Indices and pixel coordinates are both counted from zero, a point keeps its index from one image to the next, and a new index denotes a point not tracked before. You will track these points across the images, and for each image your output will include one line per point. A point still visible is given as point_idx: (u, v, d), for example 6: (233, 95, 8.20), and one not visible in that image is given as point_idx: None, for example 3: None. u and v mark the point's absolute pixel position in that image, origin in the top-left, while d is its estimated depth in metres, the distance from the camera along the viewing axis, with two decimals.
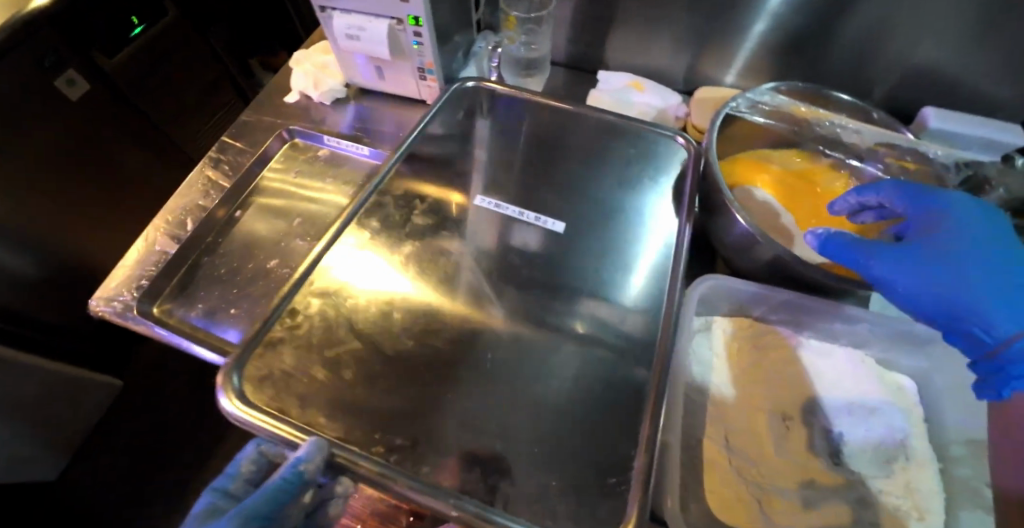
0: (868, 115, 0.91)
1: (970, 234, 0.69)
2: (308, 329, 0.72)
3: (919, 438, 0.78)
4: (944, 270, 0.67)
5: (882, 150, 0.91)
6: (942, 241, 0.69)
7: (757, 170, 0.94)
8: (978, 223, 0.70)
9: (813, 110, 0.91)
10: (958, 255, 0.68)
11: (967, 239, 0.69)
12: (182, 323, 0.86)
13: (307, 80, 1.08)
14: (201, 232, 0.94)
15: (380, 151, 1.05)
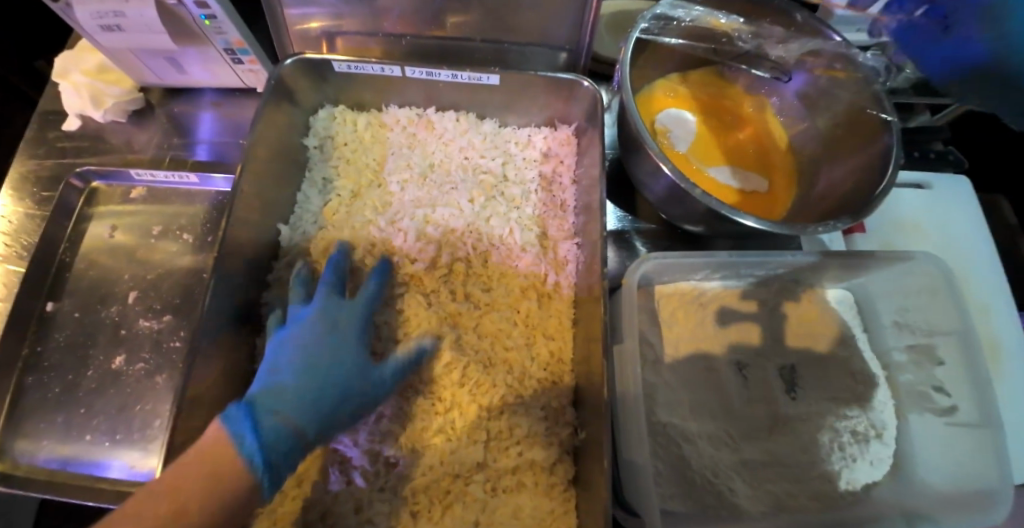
0: (791, 19, 0.73)
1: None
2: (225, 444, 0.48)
3: (860, 354, 0.76)
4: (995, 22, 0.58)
5: (809, 60, 0.76)
6: (954, 34, 0.61)
7: (670, 96, 0.83)
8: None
9: (733, 21, 0.75)
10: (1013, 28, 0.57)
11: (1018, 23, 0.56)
12: (30, 472, 0.67)
13: (80, 97, 0.82)
14: (9, 345, 0.72)
15: (214, 176, 0.80)
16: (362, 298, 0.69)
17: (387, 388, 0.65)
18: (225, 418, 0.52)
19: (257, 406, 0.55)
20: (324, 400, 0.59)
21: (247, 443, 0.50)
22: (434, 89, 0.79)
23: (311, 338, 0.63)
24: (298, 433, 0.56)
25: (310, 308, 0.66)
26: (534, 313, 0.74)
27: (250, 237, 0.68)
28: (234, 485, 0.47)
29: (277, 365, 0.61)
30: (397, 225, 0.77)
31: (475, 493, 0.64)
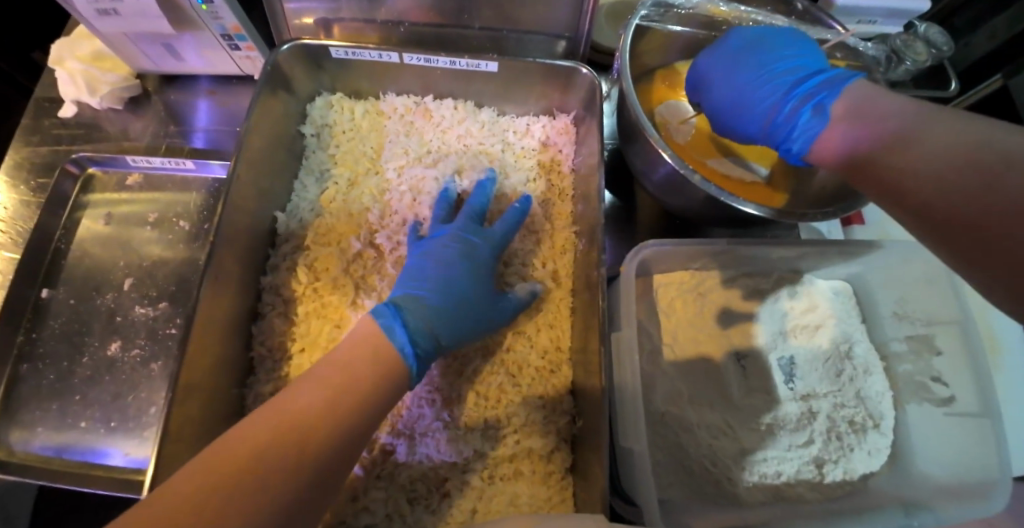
0: (791, 7, 0.76)
1: (752, 63, 0.63)
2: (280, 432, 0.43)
3: (859, 344, 0.76)
4: (735, 83, 0.64)
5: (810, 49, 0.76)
6: (723, 92, 0.65)
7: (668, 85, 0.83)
8: (776, 61, 0.62)
9: (737, 11, 0.75)
10: (753, 82, 0.63)
11: (752, 83, 0.63)
12: (25, 459, 0.67)
13: (76, 85, 0.81)
14: (4, 332, 0.71)
15: (211, 163, 0.80)
16: (501, 232, 0.72)
17: (507, 315, 0.68)
18: (375, 314, 0.58)
19: (401, 307, 0.61)
20: (461, 313, 0.64)
21: (397, 336, 0.56)
22: (432, 77, 0.79)
23: (447, 261, 0.67)
24: (436, 339, 0.61)
25: (448, 231, 0.71)
26: (532, 302, 0.73)
27: (247, 224, 0.68)
28: (393, 374, 0.54)
29: (418, 276, 0.66)
30: (394, 214, 0.77)
31: (473, 480, 0.65)
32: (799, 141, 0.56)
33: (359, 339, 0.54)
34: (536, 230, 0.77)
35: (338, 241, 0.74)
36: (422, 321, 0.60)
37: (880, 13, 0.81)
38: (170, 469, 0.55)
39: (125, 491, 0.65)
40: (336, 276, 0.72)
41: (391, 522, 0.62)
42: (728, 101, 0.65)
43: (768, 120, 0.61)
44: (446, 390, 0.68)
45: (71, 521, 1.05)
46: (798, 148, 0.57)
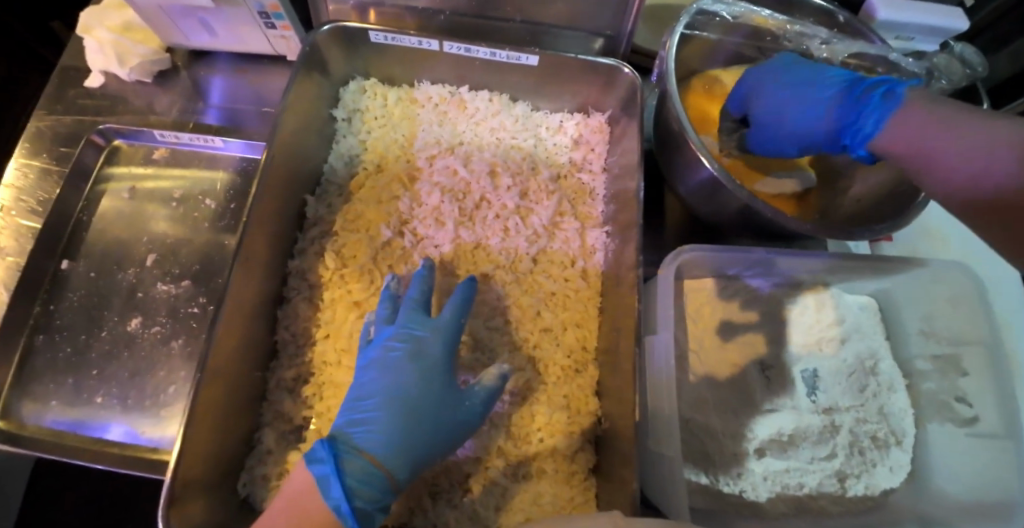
0: (833, 19, 0.74)
1: (800, 76, 0.64)
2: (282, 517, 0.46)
3: (882, 360, 0.75)
4: (784, 92, 0.63)
5: None
6: (764, 105, 0.65)
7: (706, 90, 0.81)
8: (824, 72, 0.62)
9: (778, 21, 0.74)
10: (804, 89, 0.62)
11: (801, 91, 0.62)
12: (39, 432, 0.65)
13: (105, 55, 0.79)
14: (22, 303, 0.70)
15: (239, 142, 0.79)
16: (449, 319, 0.61)
17: (476, 417, 0.58)
18: (310, 462, 0.49)
19: (340, 444, 0.51)
20: (417, 432, 0.54)
21: (333, 493, 0.47)
22: (469, 67, 0.77)
23: (396, 374, 0.57)
24: (389, 477, 0.51)
25: (391, 330, 0.61)
26: (560, 301, 0.73)
27: (275, 206, 0.67)
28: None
29: (361, 398, 0.57)
30: (423, 205, 0.75)
31: (497, 478, 0.64)
32: (872, 122, 0.53)
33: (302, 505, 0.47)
34: (567, 229, 0.76)
35: (367, 229, 0.73)
36: (364, 462, 0.50)
37: (920, 30, 0.81)
38: (194, 450, 0.53)
39: (141, 470, 0.63)
40: (364, 264, 0.71)
41: (413, 515, 0.62)
42: (772, 106, 0.64)
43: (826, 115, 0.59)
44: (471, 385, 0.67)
45: (70, 495, 1.03)
46: (870, 129, 0.54)
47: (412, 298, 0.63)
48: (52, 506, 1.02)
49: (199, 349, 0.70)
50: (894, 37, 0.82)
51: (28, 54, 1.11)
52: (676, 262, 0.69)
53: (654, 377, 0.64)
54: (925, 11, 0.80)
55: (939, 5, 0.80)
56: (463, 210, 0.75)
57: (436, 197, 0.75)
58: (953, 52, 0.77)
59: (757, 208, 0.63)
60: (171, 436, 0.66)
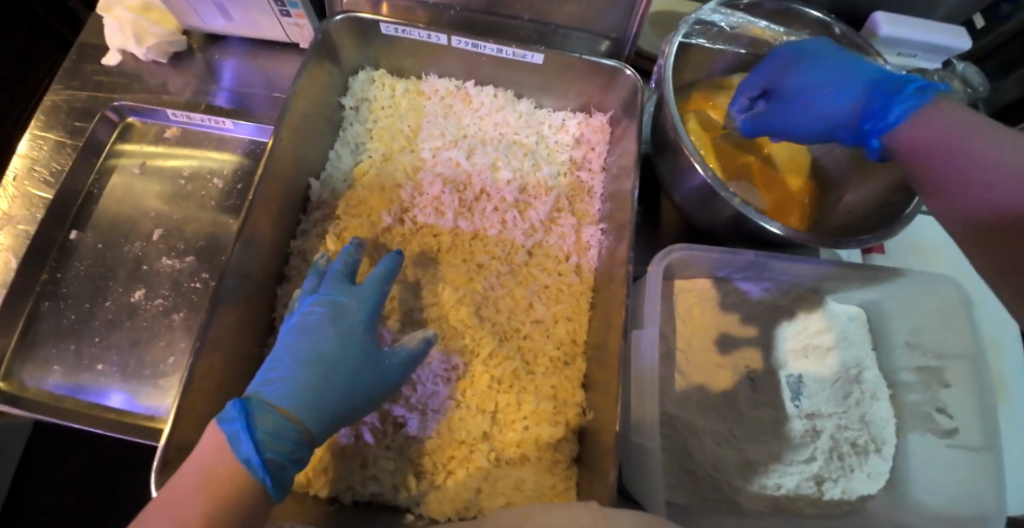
0: (829, 30, 0.75)
1: (837, 61, 0.61)
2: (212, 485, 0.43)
3: (867, 369, 0.77)
4: (822, 72, 0.61)
5: None
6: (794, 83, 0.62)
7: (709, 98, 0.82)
8: (861, 65, 0.59)
9: (774, 32, 0.76)
10: (838, 75, 0.59)
11: (835, 76, 0.60)
12: (39, 395, 0.67)
13: (124, 34, 0.82)
14: (29, 270, 0.72)
15: (249, 124, 0.81)
16: (371, 286, 0.63)
17: (395, 377, 0.59)
18: (220, 420, 0.47)
19: (252, 401, 0.50)
20: (334, 389, 0.54)
21: (242, 446, 0.45)
22: (476, 63, 0.79)
23: (314, 335, 0.57)
24: (304, 432, 0.50)
25: (313, 298, 0.62)
26: (553, 294, 0.74)
27: (280, 187, 0.68)
28: (242, 496, 0.43)
29: (278, 358, 0.56)
30: (423, 194, 0.77)
31: (480, 461, 0.65)
32: (896, 111, 0.50)
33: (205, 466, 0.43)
34: (563, 225, 0.78)
35: (369, 214, 0.75)
36: (277, 416, 0.49)
37: (922, 48, 0.83)
38: (190, 416, 0.55)
39: (136, 436, 0.65)
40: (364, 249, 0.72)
41: (397, 493, 0.63)
42: (798, 85, 0.62)
43: (856, 100, 0.56)
44: (461, 370, 0.69)
45: (66, 463, 1.06)
46: (893, 118, 0.51)
47: (337, 266, 0.64)
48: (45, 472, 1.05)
49: (198, 323, 0.72)
50: (897, 54, 0.84)
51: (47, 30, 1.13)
52: (667, 262, 0.70)
53: (640, 372, 0.66)
54: (927, 29, 0.81)
55: (942, 25, 0.82)
56: (463, 202, 0.77)
57: (437, 188, 0.77)
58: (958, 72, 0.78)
59: (745, 211, 0.64)
60: (166, 406, 0.68)
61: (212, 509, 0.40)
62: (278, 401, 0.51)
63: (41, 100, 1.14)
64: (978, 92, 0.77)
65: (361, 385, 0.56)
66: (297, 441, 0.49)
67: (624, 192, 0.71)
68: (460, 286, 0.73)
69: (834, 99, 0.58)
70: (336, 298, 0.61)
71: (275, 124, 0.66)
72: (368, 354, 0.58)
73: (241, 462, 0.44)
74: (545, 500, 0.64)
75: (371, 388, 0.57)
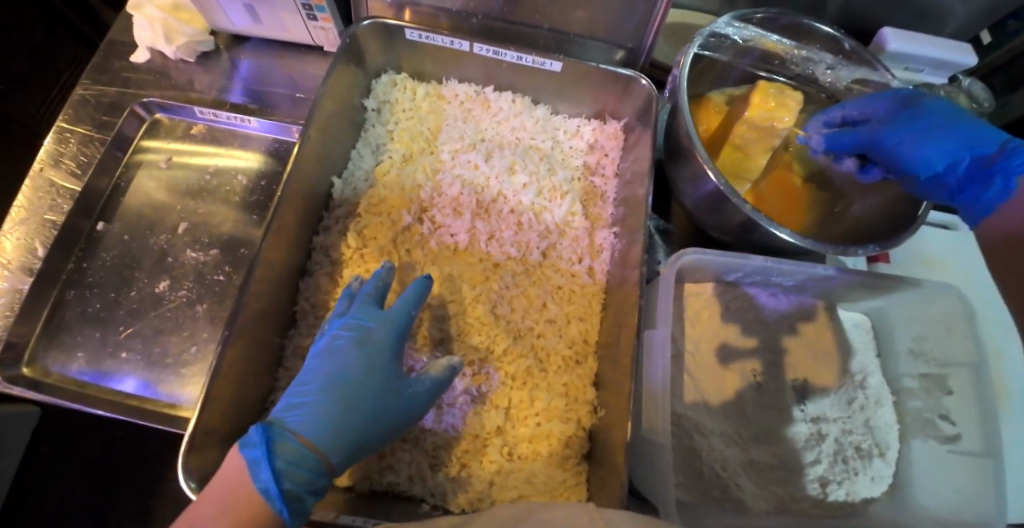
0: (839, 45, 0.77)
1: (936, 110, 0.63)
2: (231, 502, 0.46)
3: (872, 375, 0.78)
4: (962, 115, 0.61)
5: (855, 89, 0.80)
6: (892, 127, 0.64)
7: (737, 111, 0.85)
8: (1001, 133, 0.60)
9: (786, 45, 0.78)
10: (982, 127, 0.59)
11: (978, 124, 0.59)
12: (64, 381, 0.69)
13: (153, 32, 0.84)
14: (56, 258, 0.74)
15: (273, 123, 0.83)
16: (399, 311, 0.64)
17: (420, 404, 0.60)
18: (243, 447, 0.50)
19: (275, 428, 0.52)
20: (355, 416, 0.56)
21: (261, 475, 0.47)
22: (495, 69, 0.82)
23: (341, 359, 0.59)
24: (324, 460, 0.53)
25: (342, 320, 0.63)
26: (566, 295, 0.76)
27: (305, 185, 0.71)
28: (260, 523, 0.46)
29: (304, 382, 0.58)
30: (441, 195, 0.79)
31: (493, 455, 0.67)
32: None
33: (225, 494, 0.46)
34: (577, 228, 0.80)
35: (389, 213, 0.77)
36: (296, 444, 0.51)
37: (929, 63, 0.85)
38: (216, 402, 0.57)
39: (158, 423, 0.67)
40: (384, 246, 0.75)
41: (412, 484, 0.65)
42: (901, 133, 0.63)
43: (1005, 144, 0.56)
44: (477, 366, 0.71)
45: (76, 452, 1.07)
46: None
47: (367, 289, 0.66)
48: (53, 461, 1.06)
49: (220, 315, 0.74)
50: (905, 68, 0.87)
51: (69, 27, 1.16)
52: (678, 264, 0.72)
53: (651, 372, 0.67)
54: (935, 45, 0.84)
55: (949, 41, 0.85)
56: (481, 203, 0.79)
57: (455, 189, 0.79)
58: (965, 86, 0.79)
59: (757, 218, 0.66)
60: (186, 394, 0.70)
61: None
62: (302, 431, 0.53)
63: (62, 93, 1.17)
64: (985, 107, 0.79)
65: (386, 415, 0.58)
66: (315, 471, 0.52)
67: (637, 197, 0.73)
68: (476, 285, 0.74)
69: (972, 139, 0.58)
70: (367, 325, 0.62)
71: (304, 123, 0.68)
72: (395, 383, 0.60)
73: (260, 494, 0.47)
74: (556, 495, 0.66)
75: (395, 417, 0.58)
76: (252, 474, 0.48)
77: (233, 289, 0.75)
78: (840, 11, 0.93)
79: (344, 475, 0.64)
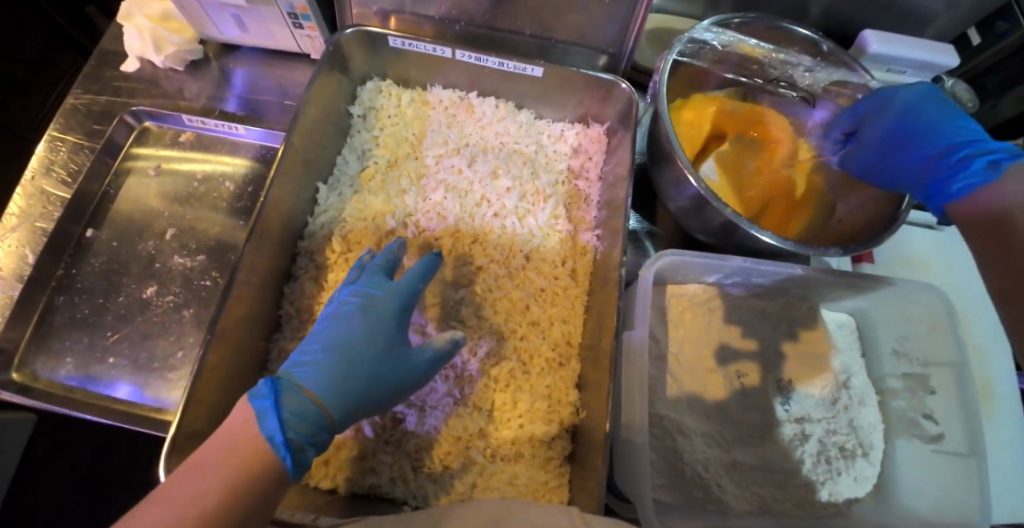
0: (817, 48, 0.78)
1: (935, 118, 0.63)
2: (238, 448, 0.45)
3: (855, 375, 0.78)
4: (898, 126, 0.65)
5: (834, 90, 0.81)
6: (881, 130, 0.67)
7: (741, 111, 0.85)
8: (949, 124, 0.62)
9: (765, 50, 0.81)
10: (919, 132, 0.63)
11: (913, 135, 0.64)
12: (52, 386, 0.70)
13: (142, 42, 0.86)
14: (46, 264, 0.75)
15: (260, 130, 0.84)
16: (406, 283, 0.65)
17: (421, 372, 0.62)
18: (252, 398, 0.50)
19: (282, 381, 0.53)
20: (362, 376, 0.57)
21: (268, 423, 0.47)
22: (480, 75, 0.83)
23: (350, 324, 0.61)
24: (326, 416, 0.53)
25: (350, 288, 0.65)
26: (549, 297, 0.77)
27: (290, 189, 0.72)
28: (266, 471, 0.45)
29: (311, 343, 0.60)
30: (425, 200, 0.80)
31: (476, 456, 0.68)
32: (958, 184, 0.55)
33: (234, 438, 0.46)
34: (560, 231, 0.81)
35: (374, 218, 0.78)
36: (302, 398, 0.52)
37: (912, 65, 0.86)
38: (198, 404, 0.58)
39: (143, 426, 0.68)
40: (368, 250, 0.76)
41: (394, 486, 0.65)
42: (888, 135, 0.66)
43: (931, 161, 0.61)
44: (460, 368, 0.72)
45: (69, 457, 1.08)
46: (955, 190, 0.55)
47: (376, 260, 0.68)
48: (47, 466, 1.07)
49: (206, 319, 0.75)
50: (888, 70, 0.87)
51: (64, 37, 1.18)
52: (659, 267, 0.73)
53: (631, 375, 0.67)
54: (917, 47, 0.85)
55: (931, 42, 0.85)
56: (465, 207, 0.80)
57: (440, 194, 0.80)
58: (947, 87, 0.80)
59: (736, 220, 0.66)
60: (173, 398, 0.70)
61: (237, 476, 0.43)
62: (308, 387, 0.54)
63: (58, 102, 1.19)
64: (969, 108, 0.79)
65: (390, 380, 0.59)
66: (318, 426, 0.52)
67: (618, 199, 0.74)
68: (459, 288, 0.75)
69: (909, 159, 0.64)
70: (375, 293, 0.64)
71: (288, 129, 0.69)
72: (399, 351, 0.62)
73: (266, 438, 0.47)
74: (537, 496, 0.66)
75: (399, 382, 0.60)
76: (260, 419, 0.48)
77: (220, 294, 0.76)
78: (823, 14, 0.93)
79: (326, 478, 0.65)
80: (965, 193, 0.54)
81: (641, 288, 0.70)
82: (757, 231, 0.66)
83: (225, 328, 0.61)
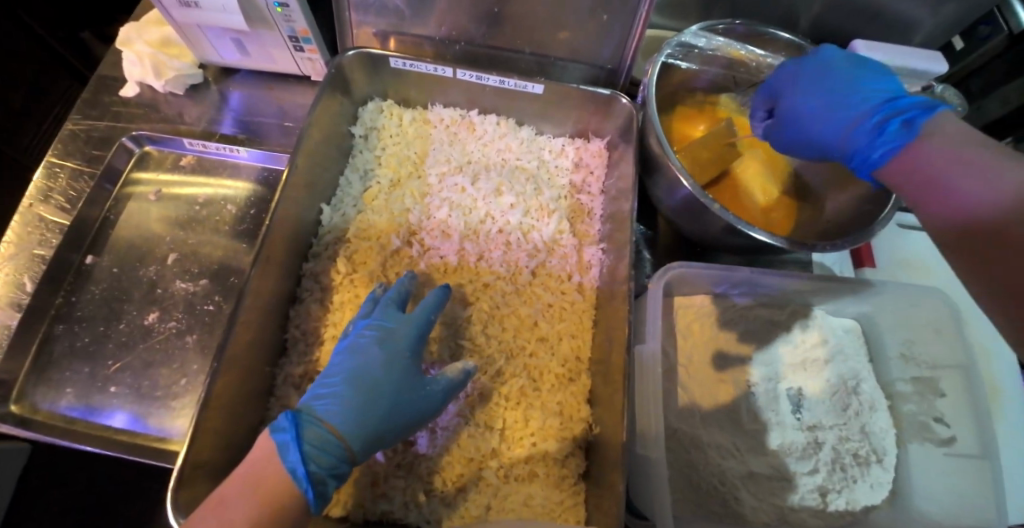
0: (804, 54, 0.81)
1: (835, 77, 0.61)
2: (256, 484, 0.47)
3: (865, 381, 0.78)
4: (811, 98, 0.61)
5: None
6: (798, 98, 0.63)
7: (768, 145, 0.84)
8: (860, 82, 0.59)
9: (753, 54, 0.81)
10: (829, 100, 0.60)
11: (824, 101, 0.60)
12: (51, 418, 0.68)
13: (143, 67, 0.86)
14: (45, 292, 0.74)
15: (260, 152, 0.84)
16: (420, 315, 0.65)
17: (437, 403, 0.61)
18: (273, 430, 0.51)
19: (302, 414, 0.54)
20: (380, 407, 0.57)
21: (290, 456, 0.49)
22: (479, 92, 0.83)
23: (367, 357, 0.60)
24: (346, 447, 0.54)
25: (365, 321, 0.64)
26: (556, 311, 0.77)
27: (292, 209, 0.71)
28: (289, 505, 0.47)
29: (329, 375, 0.60)
30: (428, 219, 0.80)
31: (490, 477, 0.66)
32: (879, 151, 0.52)
33: (257, 471, 0.48)
34: (565, 246, 0.81)
35: (378, 238, 0.78)
36: (323, 431, 0.53)
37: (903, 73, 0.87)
38: (206, 434, 0.56)
39: (147, 457, 0.66)
40: (373, 270, 0.75)
41: (408, 511, 0.64)
42: (807, 100, 0.62)
43: (845, 131, 0.57)
44: (469, 387, 0.71)
45: (66, 488, 1.05)
46: (876, 157, 0.53)
47: (390, 292, 0.67)
48: (40, 499, 1.03)
49: (210, 343, 0.74)
50: None
51: (59, 64, 1.18)
52: (665, 278, 0.73)
53: (642, 388, 0.67)
54: (904, 54, 0.87)
55: (919, 51, 0.87)
56: (469, 223, 0.80)
57: (444, 212, 0.80)
58: (936, 92, 0.80)
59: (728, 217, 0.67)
60: (176, 427, 0.69)
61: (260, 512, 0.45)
62: (327, 419, 0.54)
63: (53, 127, 1.18)
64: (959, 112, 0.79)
65: (404, 413, 0.58)
66: (337, 457, 0.53)
67: (624, 213, 0.74)
68: (466, 305, 0.75)
69: (827, 129, 0.60)
70: (390, 325, 0.63)
71: (293, 151, 0.69)
72: (416, 382, 0.61)
73: (287, 473, 0.48)
74: (554, 515, 0.65)
75: (415, 414, 0.59)
76: (281, 453, 0.50)
77: (224, 318, 0.75)
78: (812, 25, 0.96)
79: (338, 506, 0.64)
80: (890, 158, 0.52)
81: (651, 298, 0.70)
82: (761, 233, 0.66)
83: (231, 353, 0.60)
